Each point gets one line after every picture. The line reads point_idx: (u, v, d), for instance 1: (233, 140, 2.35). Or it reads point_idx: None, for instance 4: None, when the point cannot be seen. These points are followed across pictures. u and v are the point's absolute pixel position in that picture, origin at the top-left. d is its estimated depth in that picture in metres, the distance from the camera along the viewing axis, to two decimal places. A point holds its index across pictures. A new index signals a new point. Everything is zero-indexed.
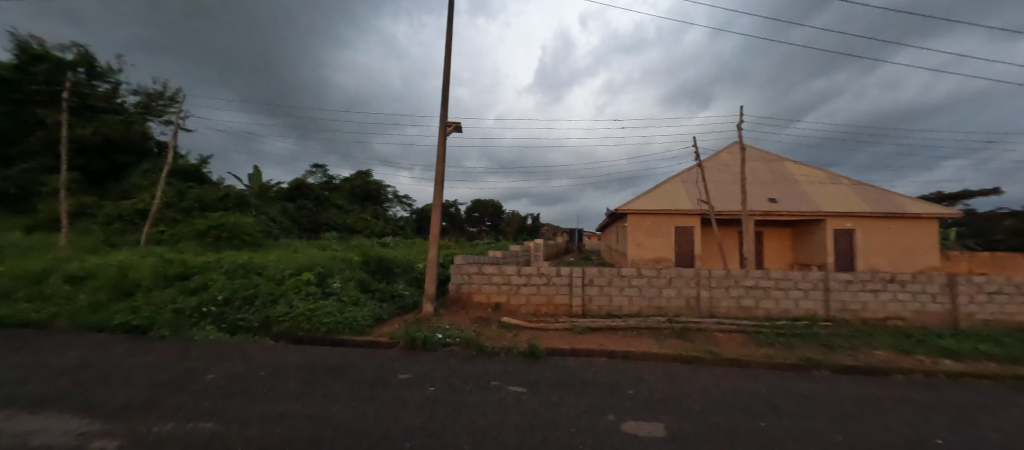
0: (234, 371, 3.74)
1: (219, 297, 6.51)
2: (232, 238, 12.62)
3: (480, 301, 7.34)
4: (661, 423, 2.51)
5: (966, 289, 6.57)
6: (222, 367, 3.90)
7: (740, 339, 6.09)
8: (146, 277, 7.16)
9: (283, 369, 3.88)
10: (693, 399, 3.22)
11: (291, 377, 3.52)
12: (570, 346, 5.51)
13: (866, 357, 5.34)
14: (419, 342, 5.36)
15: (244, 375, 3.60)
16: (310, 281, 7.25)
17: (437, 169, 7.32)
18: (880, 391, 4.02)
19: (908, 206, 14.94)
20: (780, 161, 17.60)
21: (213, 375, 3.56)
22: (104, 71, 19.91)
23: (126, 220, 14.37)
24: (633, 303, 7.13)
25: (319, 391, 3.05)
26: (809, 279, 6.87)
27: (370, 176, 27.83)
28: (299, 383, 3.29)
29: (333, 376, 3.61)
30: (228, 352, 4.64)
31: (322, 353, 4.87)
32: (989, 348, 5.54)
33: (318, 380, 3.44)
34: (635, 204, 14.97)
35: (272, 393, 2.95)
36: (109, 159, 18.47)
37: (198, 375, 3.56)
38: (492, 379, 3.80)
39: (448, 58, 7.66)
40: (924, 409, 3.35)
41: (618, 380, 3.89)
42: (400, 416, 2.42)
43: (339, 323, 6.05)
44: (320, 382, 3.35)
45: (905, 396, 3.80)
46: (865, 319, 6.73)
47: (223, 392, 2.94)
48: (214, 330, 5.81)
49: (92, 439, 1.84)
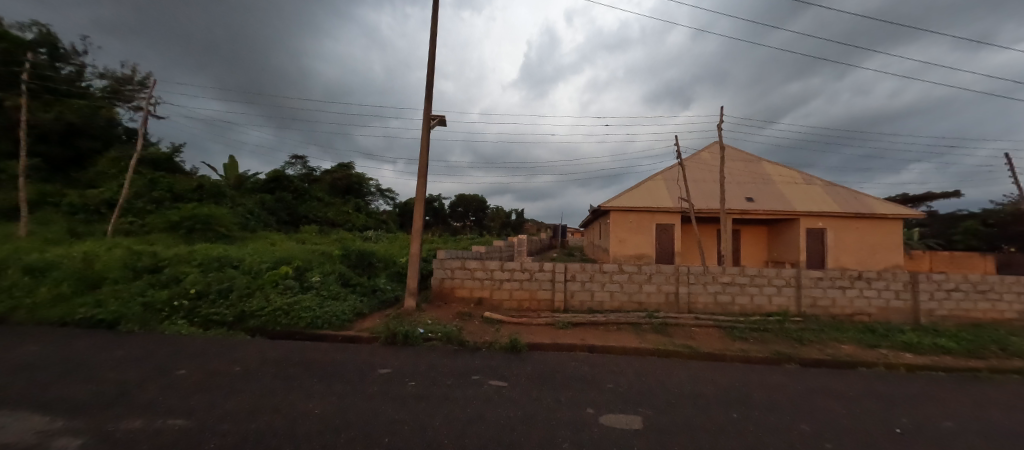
0: (206, 366, 3.62)
1: (192, 290, 6.29)
2: (206, 229, 12.18)
3: (462, 295, 7.33)
4: (638, 416, 2.57)
5: (926, 286, 6.94)
6: (194, 363, 3.76)
7: (716, 333, 6.28)
8: (114, 270, 6.86)
9: (259, 364, 3.77)
10: (668, 392, 3.31)
11: (268, 372, 3.44)
12: (551, 341, 5.56)
13: (833, 351, 5.59)
14: (400, 337, 5.31)
15: (218, 370, 3.49)
16: (288, 275, 7.07)
17: (420, 162, 7.21)
18: (846, 382, 4.22)
19: (877, 207, 15.62)
20: (758, 162, 18.10)
21: (184, 370, 3.44)
22: (67, 53, 18.87)
23: (92, 210, 13.66)
24: (614, 298, 7.24)
25: (297, 387, 2.99)
26: (782, 276, 7.12)
27: (352, 168, 27.30)
28: (275, 379, 3.21)
29: (312, 372, 3.54)
30: (200, 348, 4.48)
31: (300, 348, 4.76)
32: (945, 343, 5.87)
33: (295, 375, 3.36)
34: (618, 201, 15.17)
35: (248, 389, 2.88)
36: (73, 145, 17.48)
37: (169, 370, 3.43)
38: (473, 373, 3.80)
39: (432, 49, 7.52)
40: (885, 399, 3.54)
41: (596, 374, 3.95)
42: (380, 411, 2.39)
43: (318, 318, 5.94)
44: (298, 378, 3.28)
45: (867, 387, 4.00)
46: (833, 315, 7.02)
47: (194, 388, 2.84)
48: (186, 325, 5.62)
49: (53, 438, 1.75)
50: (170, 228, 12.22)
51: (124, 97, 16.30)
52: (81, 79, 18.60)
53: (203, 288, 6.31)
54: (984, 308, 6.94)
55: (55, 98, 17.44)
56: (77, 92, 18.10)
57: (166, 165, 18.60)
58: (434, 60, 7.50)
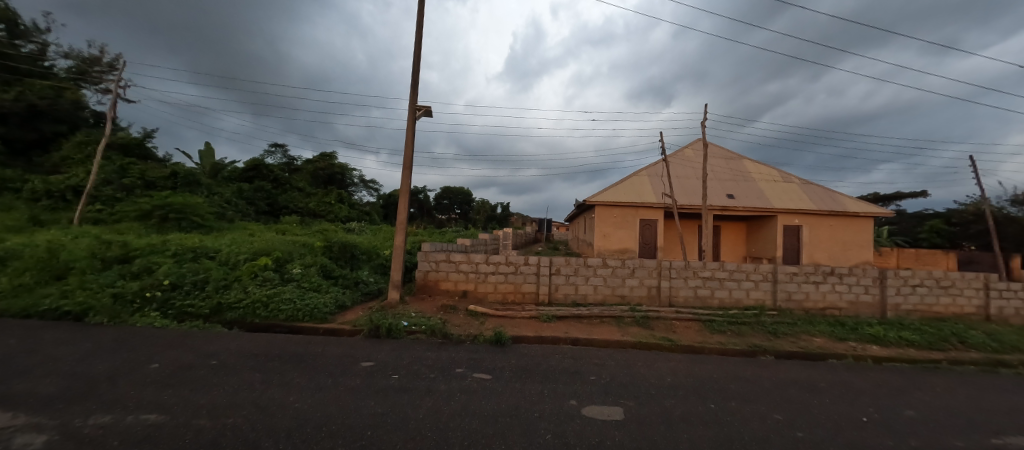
0: (180, 360, 3.51)
1: (165, 281, 6.05)
2: (181, 218, 11.73)
3: (446, 288, 7.30)
4: (619, 407, 2.62)
5: (893, 282, 7.28)
6: (169, 356, 3.62)
7: (696, 326, 6.46)
8: (80, 260, 6.53)
9: (237, 358, 3.67)
10: (648, 384, 3.39)
11: (244, 366, 3.35)
12: (536, 334, 5.61)
13: (805, 343, 5.81)
14: (383, 330, 5.24)
15: (194, 364, 3.38)
16: (268, 267, 6.90)
17: (406, 154, 7.09)
18: (818, 374, 4.38)
19: (849, 205, 16.25)
20: (739, 160, 18.54)
21: (158, 363, 3.33)
22: (28, 30, 17.81)
23: (57, 197, 12.99)
24: (598, 292, 7.33)
25: (276, 380, 2.93)
26: (760, 271, 7.34)
27: (335, 158, 26.79)
28: (252, 372, 3.13)
29: (292, 365, 3.47)
30: (173, 341, 4.33)
31: (281, 341, 4.66)
32: (910, 335, 6.17)
33: (274, 369, 3.29)
34: (604, 196, 15.34)
35: (225, 383, 2.78)
36: (36, 129, 16.51)
37: (142, 364, 3.32)
38: (457, 366, 3.81)
39: (419, 37, 7.36)
40: (855, 390, 3.67)
41: (579, 367, 4.00)
42: (363, 405, 2.36)
43: (298, 310, 5.80)
44: (277, 372, 3.20)
45: (838, 378, 4.16)
46: (807, 309, 7.29)
47: (167, 382, 2.76)
48: (159, 317, 5.41)
49: (17, 434, 1.67)
50: (143, 217, 11.71)
51: (90, 79, 15.39)
52: (44, 58, 17.59)
53: (177, 280, 6.11)
54: (946, 302, 7.32)
55: (15, 78, 16.41)
56: (40, 72, 17.17)
57: (137, 151, 17.75)
58: (421, 49, 7.35)
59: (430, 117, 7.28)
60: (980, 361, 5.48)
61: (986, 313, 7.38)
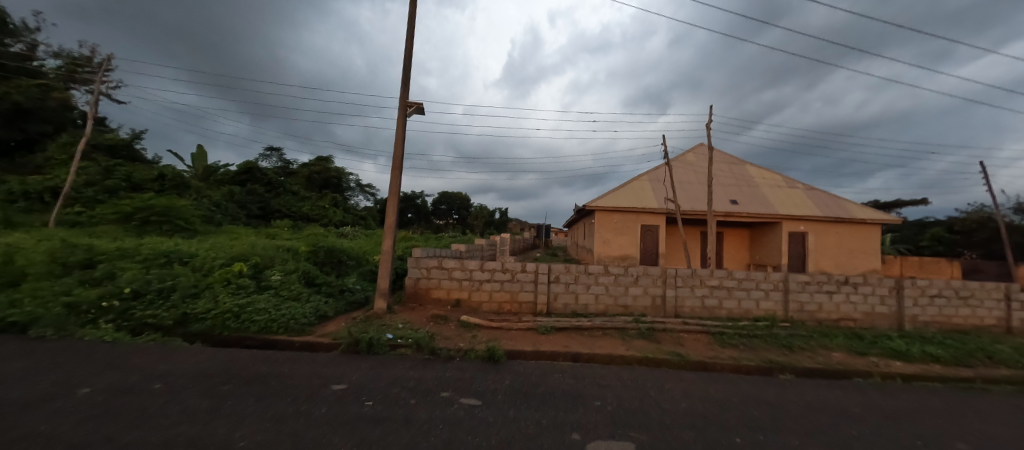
0: (118, 382, 3.17)
1: (126, 289, 5.76)
2: (163, 221, 11.46)
3: (438, 297, 7.04)
4: (631, 443, 2.36)
5: (911, 292, 7.08)
6: (107, 378, 3.27)
7: (706, 339, 6.20)
8: (37, 264, 6.21)
9: (185, 380, 3.32)
10: (662, 411, 3.13)
11: (191, 390, 3.02)
12: (534, 348, 5.35)
13: (825, 359, 5.57)
14: (363, 345, 4.95)
15: (132, 387, 3.03)
16: (243, 274, 6.65)
17: (396, 153, 6.89)
18: (853, 398, 4.10)
19: (855, 212, 16.13)
20: (740, 166, 18.46)
21: (88, 387, 2.97)
22: (18, 29, 17.67)
23: (35, 198, 12.72)
24: (599, 301, 7.10)
25: (227, 407, 2.61)
26: (771, 280, 7.14)
27: (330, 162, 26.66)
28: (199, 398, 2.81)
29: (249, 389, 3.15)
30: (122, 359, 4.00)
31: (247, 358, 4.36)
32: (935, 350, 5.94)
33: (227, 394, 2.98)
34: (602, 201, 15.18)
35: (165, 410, 2.48)
36: (20, 129, 16.32)
37: (70, 387, 2.95)
38: (443, 389, 3.52)
39: (411, 33, 7.22)
40: (894, 418, 3.37)
41: (583, 389, 3.74)
42: (325, 441, 2.07)
43: (272, 321, 5.52)
44: (231, 397, 2.87)
45: (871, 403, 3.87)
46: (820, 320, 7.08)
47: (92, 409, 2.43)
48: (115, 329, 5.09)
49: None
50: (123, 220, 11.39)
51: (78, 79, 15.22)
52: (32, 57, 17.41)
53: (140, 288, 5.82)
54: (966, 314, 7.12)
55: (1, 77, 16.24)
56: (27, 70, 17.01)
57: (125, 152, 17.54)
58: (412, 45, 7.20)
59: (422, 114, 7.09)
60: (1014, 379, 5.20)
61: (1007, 325, 7.18)
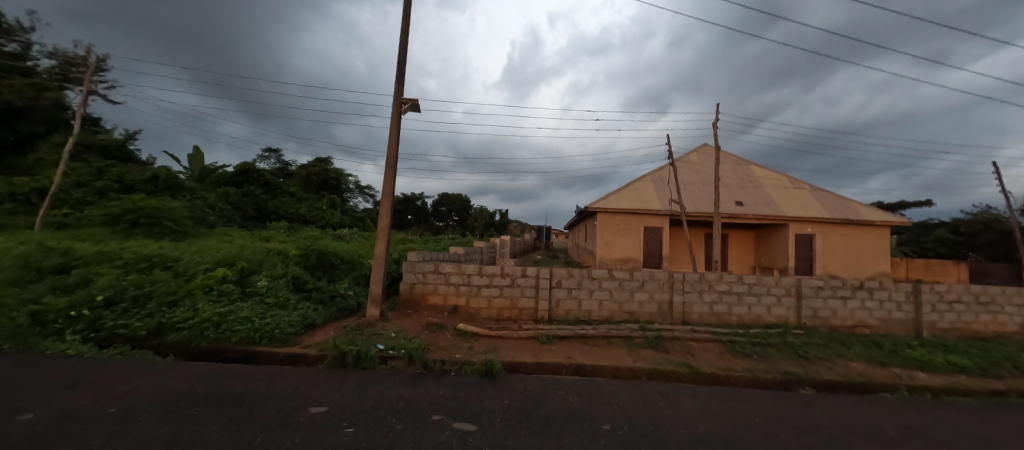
0: (69, 407, 2.93)
1: (99, 297, 5.59)
2: (153, 223, 11.32)
3: (435, 303, 6.87)
4: None
5: (929, 297, 6.90)
6: (59, 402, 3.03)
7: (717, 348, 6.01)
8: (9, 269, 6.03)
9: (147, 405, 3.11)
10: (679, 436, 2.94)
11: (150, 417, 2.79)
12: (535, 360, 5.18)
13: (844, 370, 5.38)
14: (350, 358, 4.76)
15: (85, 413, 2.80)
16: (226, 279, 6.51)
17: (390, 152, 6.73)
18: (884, 417, 3.89)
19: (862, 214, 15.95)
20: (745, 167, 18.32)
21: (33, 413, 2.72)
22: (12, 28, 17.59)
23: (22, 199, 12.61)
24: (603, 308, 6.93)
25: (186, 437, 2.39)
26: (782, 285, 6.98)
27: (329, 163, 26.56)
28: (157, 427, 2.59)
29: (217, 414, 2.94)
30: (84, 377, 3.77)
31: (222, 374, 4.18)
32: (959, 360, 5.74)
33: (190, 420, 2.76)
34: (603, 203, 15.02)
35: (115, 440, 2.27)
36: (12, 128, 16.23)
37: (13, 414, 2.70)
38: (435, 412, 3.34)
39: (406, 29, 7.08)
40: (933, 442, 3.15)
41: (591, 410, 3.55)
42: None
43: (255, 330, 5.36)
44: (194, 425, 2.65)
45: (900, 423, 3.66)
46: (834, 326, 6.90)
47: (28, 440, 2.19)
48: (83, 339, 4.91)
49: None
50: (110, 222, 11.19)
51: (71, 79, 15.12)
52: (26, 57, 17.32)
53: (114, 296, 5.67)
54: (985, 320, 6.94)
55: None
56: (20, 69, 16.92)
57: (119, 153, 17.44)
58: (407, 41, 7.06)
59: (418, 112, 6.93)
60: None
61: None
